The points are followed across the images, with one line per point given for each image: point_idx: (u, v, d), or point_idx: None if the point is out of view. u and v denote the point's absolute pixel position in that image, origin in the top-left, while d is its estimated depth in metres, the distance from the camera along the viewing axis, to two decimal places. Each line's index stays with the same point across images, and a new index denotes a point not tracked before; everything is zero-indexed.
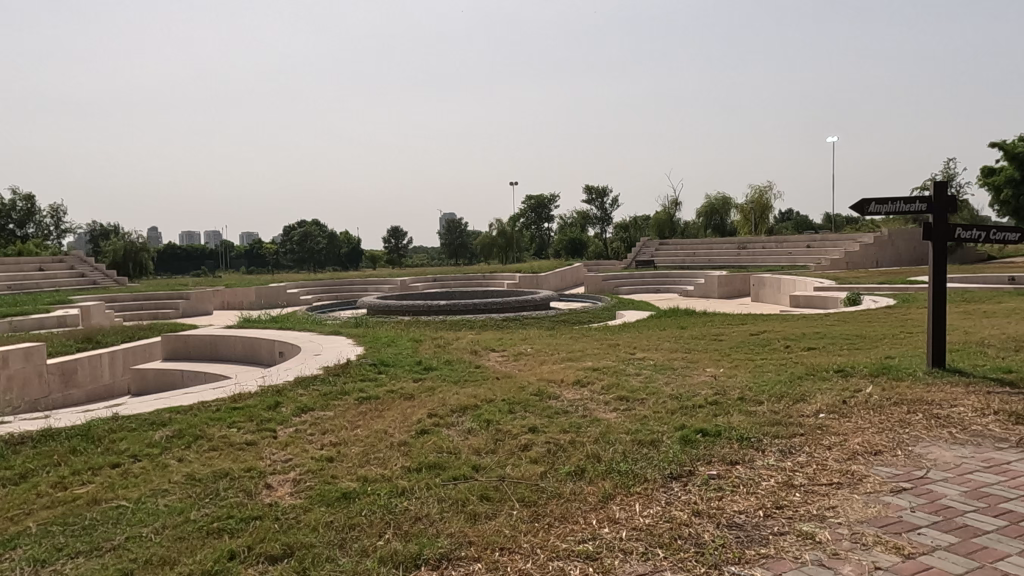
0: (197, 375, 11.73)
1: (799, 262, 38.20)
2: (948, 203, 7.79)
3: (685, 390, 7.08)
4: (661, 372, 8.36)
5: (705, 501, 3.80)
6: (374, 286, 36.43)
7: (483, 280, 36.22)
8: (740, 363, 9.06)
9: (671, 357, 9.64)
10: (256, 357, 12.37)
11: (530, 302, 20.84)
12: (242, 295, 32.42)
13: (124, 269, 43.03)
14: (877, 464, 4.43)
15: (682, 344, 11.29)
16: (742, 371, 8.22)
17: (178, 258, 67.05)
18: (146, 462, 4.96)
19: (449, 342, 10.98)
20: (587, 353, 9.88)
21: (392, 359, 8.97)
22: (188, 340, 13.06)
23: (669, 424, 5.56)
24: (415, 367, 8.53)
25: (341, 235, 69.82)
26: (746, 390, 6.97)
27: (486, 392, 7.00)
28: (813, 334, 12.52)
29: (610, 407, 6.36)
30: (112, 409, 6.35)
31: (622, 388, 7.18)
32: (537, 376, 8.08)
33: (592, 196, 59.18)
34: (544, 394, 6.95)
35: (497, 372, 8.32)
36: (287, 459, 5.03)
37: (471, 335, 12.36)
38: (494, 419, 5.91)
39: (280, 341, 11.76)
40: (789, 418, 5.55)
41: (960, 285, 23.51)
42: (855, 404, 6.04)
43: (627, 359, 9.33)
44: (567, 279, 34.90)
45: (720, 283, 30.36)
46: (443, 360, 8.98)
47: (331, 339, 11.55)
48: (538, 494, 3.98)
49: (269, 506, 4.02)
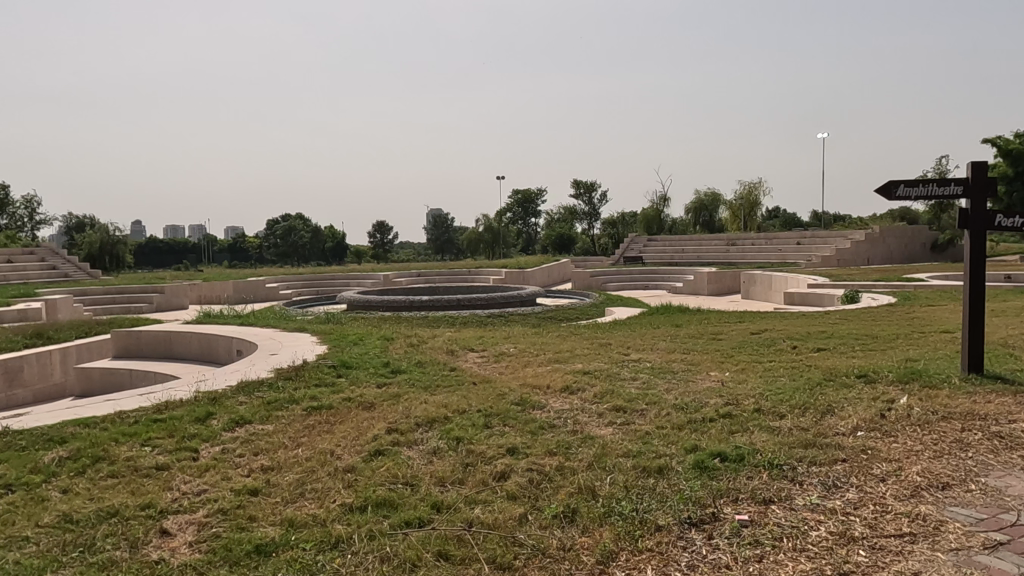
0: (147, 374, 10.56)
1: (789, 259, 37.46)
2: (987, 186, 6.84)
3: (690, 399, 6.08)
4: (661, 377, 7.41)
5: (741, 564, 2.82)
6: (356, 280, 35.33)
7: (468, 275, 35.23)
8: (747, 367, 8.09)
9: (668, 359, 8.65)
10: (213, 356, 11.25)
11: (516, 298, 19.86)
12: (219, 289, 31.21)
13: (99, 261, 41.40)
14: (950, 505, 3.45)
15: (679, 344, 10.29)
16: (751, 377, 7.23)
17: (159, 252, 65.42)
18: (20, 494, 3.89)
19: (423, 340, 9.93)
20: (576, 355, 8.86)
21: (356, 360, 7.93)
22: (140, 337, 11.87)
23: (676, 444, 4.57)
24: (381, 369, 7.50)
25: (327, 230, 68.30)
26: (760, 399, 6.00)
27: (460, 401, 5.99)
28: (820, 335, 11.53)
29: (605, 421, 5.37)
30: (8, 422, 5.28)
31: (619, 397, 6.19)
32: (519, 381, 7.07)
33: (579, 191, 58.09)
34: (527, 404, 5.93)
35: (474, 375, 7.30)
36: (202, 491, 3.98)
37: (448, 334, 11.34)
38: (466, 436, 4.90)
39: (238, 339, 10.67)
40: (822, 437, 4.57)
41: (959, 285, 22.75)
42: (896, 418, 5.06)
43: (620, 362, 8.34)
44: (553, 275, 33.99)
45: (710, 280, 29.57)
46: (415, 362, 7.96)
47: (295, 337, 10.51)
48: (513, 551, 2.97)
49: (153, 567, 3.00)
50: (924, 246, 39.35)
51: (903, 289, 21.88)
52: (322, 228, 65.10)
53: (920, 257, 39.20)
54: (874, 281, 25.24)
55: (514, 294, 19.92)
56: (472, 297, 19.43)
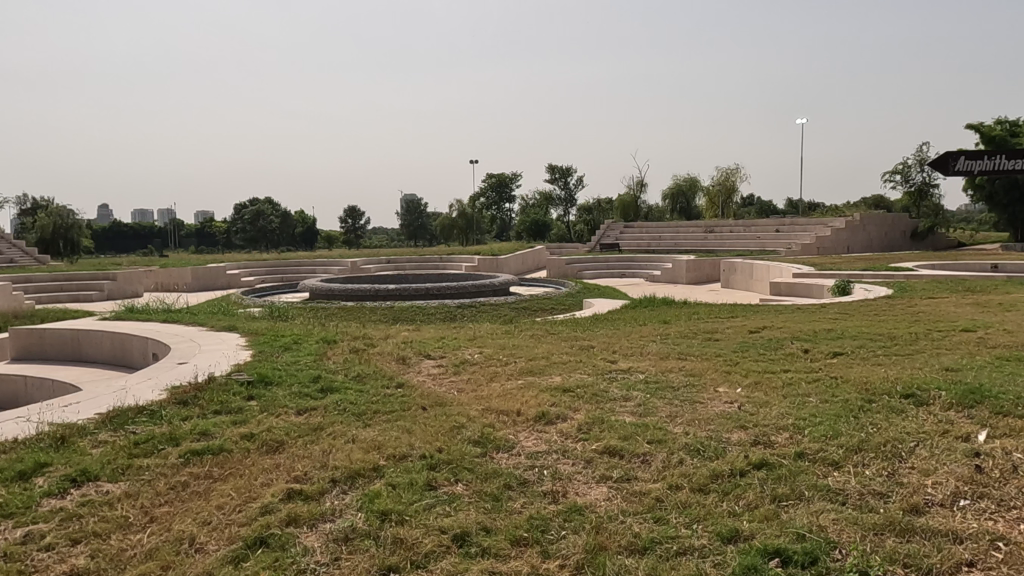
0: (44, 383, 8.82)
1: (769, 245, 36.35)
2: None
3: (707, 436, 4.59)
4: (659, 395, 5.92)
5: None
6: (322, 267, 33.49)
7: (440, 262, 33.57)
8: (762, 379, 6.65)
9: (663, 368, 7.22)
10: (126, 359, 9.50)
11: (487, 287, 18.31)
12: (176, 275, 29.21)
13: (53, 246, 38.59)
14: None
15: (672, 347, 8.85)
16: (774, 398, 5.77)
17: (123, 237, 62.82)
18: None
19: (371, 343, 8.36)
20: (553, 363, 7.35)
21: (280, 375, 6.33)
22: (43, 336, 10.02)
23: (706, 525, 3.11)
24: (307, 388, 5.94)
25: (296, 215, 65.99)
26: (799, 436, 4.55)
27: (399, 441, 4.44)
28: (829, 335, 10.15)
29: (595, 475, 3.88)
30: None
31: (612, 431, 4.69)
32: (481, 403, 5.54)
33: (553, 175, 56.52)
34: (489, 444, 4.41)
35: (424, 396, 5.76)
36: None
37: (405, 333, 9.78)
38: (398, 507, 3.38)
39: (153, 341, 8.94)
40: (924, 517, 3.11)
41: (951, 275, 21.74)
42: (1001, 474, 3.66)
43: (606, 373, 6.85)
44: (528, 262, 32.55)
45: (689, 268, 28.32)
46: (353, 376, 6.41)
47: (222, 337, 8.88)
48: None
49: None
50: (904, 234, 38.63)
51: (894, 279, 20.79)
52: (291, 213, 62.73)
53: (901, 245, 38.47)
54: (862, 270, 24.19)
55: (485, 283, 18.39)
56: (440, 286, 17.86)
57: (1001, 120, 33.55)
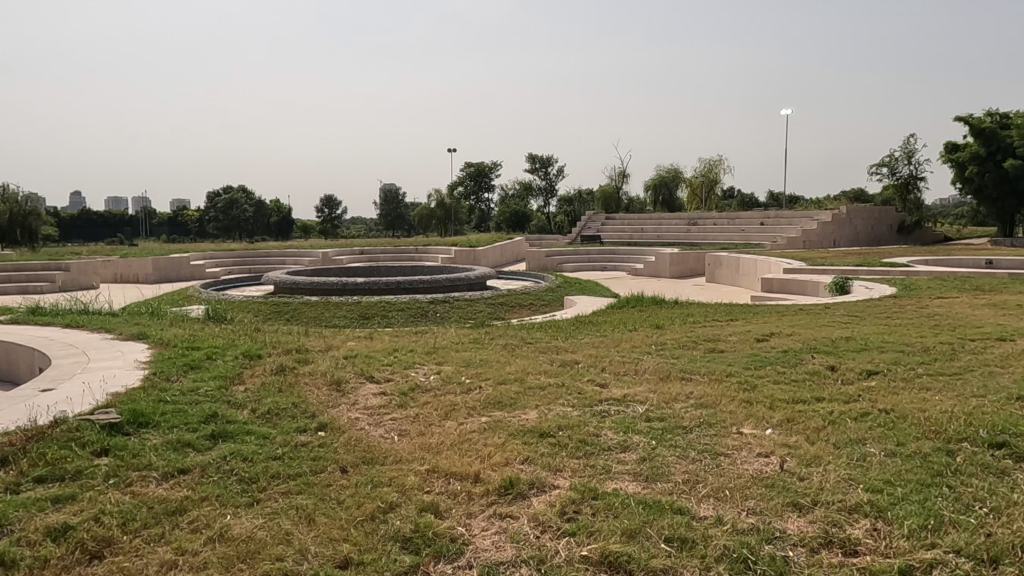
0: None
1: (754, 238, 35.03)
2: None
3: (755, 529, 3.09)
4: (666, 443, 4.40)
5: None
6: (293, 258, 31.65)
7: (416, 254, 31.92)
8: (796, 415, 5.13)
9: (667, 396, 5.70)
10: (12, 373, 7.79)
11: (462, 282, 16.71)
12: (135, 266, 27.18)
13: (9, 234, 36.08)
14: None
15: (672, 362, 7.37)
16: (822, 449, 4.28)
17: (92, 225, 60.24)
18: None
19: (304, 358, 6.76)
20: (530, 388, 5.82)
21: (162, 411, 4.71)
22: None
23: None
24: (191, 434, 4.34)
25: (271, 205, 63.78)
26: (891, 530, 3.08)
27: (289, 546, 2.88)
28: (849, 345, 8.74)
29: None
30: None
31: (613, 517, 3.17)
32: (426, 459, 3.99)
33: (534, 166, 54.98)
34: (428, 545, 2.91)
35: (348, 447, 4.19)
36: None
37: (354, 342, 8.16)
38: None
39: (40, 353, 7.23)
40: None
41: (950, 272, 20.56)
42: None
43: (595, 405, 5.33)
44: (506, 254, 31.04)
45: (674, 261, 26.99)
46: (263, 413, 4.82)
47: (125, 348, 7.23)
48: None
49: None
50: (891, 228, 37.56)
51: (892, 276, 19.51)
52: (265, 202, 60.48)
53: (888, 239, 37.43)
54: (855, 265, 22.92)
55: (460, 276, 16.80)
56: (410, 280, 16.25)
57: (991, 113, 32.56)
